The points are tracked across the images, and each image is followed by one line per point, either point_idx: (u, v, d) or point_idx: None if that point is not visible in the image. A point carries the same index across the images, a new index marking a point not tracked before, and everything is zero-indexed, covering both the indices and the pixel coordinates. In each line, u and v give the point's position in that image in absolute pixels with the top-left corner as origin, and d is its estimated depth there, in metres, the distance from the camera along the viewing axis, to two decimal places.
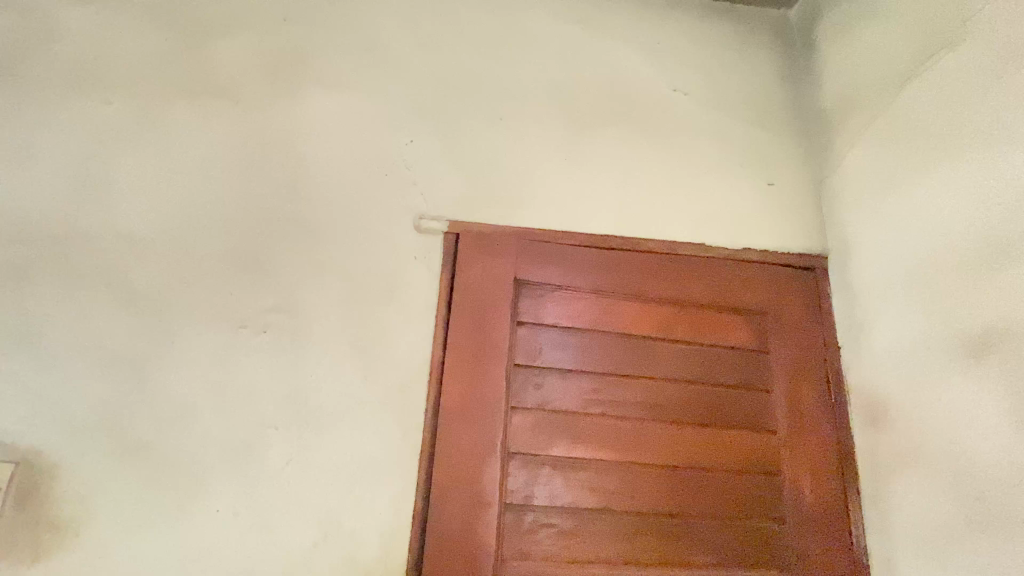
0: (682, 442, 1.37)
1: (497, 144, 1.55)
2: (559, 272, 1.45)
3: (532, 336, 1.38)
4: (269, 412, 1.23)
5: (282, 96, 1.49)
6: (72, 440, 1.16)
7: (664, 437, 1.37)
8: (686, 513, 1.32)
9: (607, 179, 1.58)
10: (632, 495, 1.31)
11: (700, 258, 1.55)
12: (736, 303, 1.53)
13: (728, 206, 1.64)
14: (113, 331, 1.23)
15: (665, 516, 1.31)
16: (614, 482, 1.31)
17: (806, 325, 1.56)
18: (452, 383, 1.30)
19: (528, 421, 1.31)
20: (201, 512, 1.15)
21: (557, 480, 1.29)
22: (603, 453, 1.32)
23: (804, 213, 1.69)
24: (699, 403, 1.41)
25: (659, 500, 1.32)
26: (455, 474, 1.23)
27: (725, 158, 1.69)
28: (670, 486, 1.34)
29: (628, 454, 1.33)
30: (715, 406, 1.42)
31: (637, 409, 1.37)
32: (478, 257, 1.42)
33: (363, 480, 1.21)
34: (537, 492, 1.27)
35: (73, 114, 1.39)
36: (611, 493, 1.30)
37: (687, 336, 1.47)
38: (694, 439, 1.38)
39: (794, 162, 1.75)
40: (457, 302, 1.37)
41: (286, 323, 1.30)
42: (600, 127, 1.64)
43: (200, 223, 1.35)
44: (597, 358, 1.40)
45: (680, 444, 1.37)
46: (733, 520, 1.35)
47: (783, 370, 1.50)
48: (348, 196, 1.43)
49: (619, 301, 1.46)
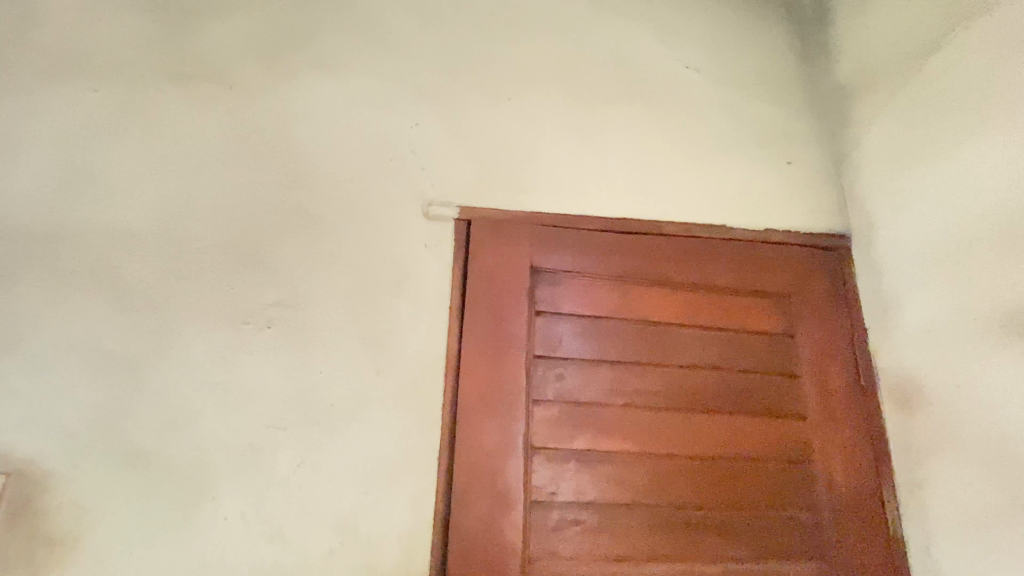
0: (710, 432, 1.31)
1: (505, 127, 1.48)
2: (577, 258, 1.39)
3: (551, 326, 1.32)
4: (276, 413, 1.16)
5: (279, 80, 1.42)
6: (68, 448, 1.09)
7: (691, 427, 1.31)
8: (717, 506, 1.27)
9: (622, 162, 1.52)
10: (661, 489, 1.25)
11: (720, 240, 1.49)
12: (759, 285, 1.47)
13: (745, 185, 1.57)
14: (108, 331, 1.16)
15: (696, 510, 1.26)
16: (641, 476, 1.25)
17: (831, 307, 1.50)
18: (470, 377, 1.24)
19: (550, 415, 1.25)
20: (208, 521, 1.09)
21: (583, 475, 1.23)
22: (629, 446, 1.26)
23: (825, 192, 1.63)
24: (726, 391, 1.35)
25: (689, 494, 1.26)
26: (477, 472, 1.17)
27: (741, 136, 1.63)
28: (700, 478, 1.28)
29: (656, 447, 1.28)
30: (743, 394, 1.36)
31: (663, 399, 1.31)
32: (491, 244, 1.35)
33: (379, 480, 1.15)
34: (562, 489, 1.21)
35: (57, 104, 1.31)
36: (639, 486, 1.24)
37: (711, 321, 1.41)
38: (722, 428, 1.32)
39: (812, 139, 1.68)
40: (471, 292, 1.30)
41: (291, 318, 1.23)
42: (611, 107, 1.57)
43: (196, 215, 1.28)
44: (620, 347, 1.33)
45: (708, 435, 1.31)
46: (766, 511, 1.29)
47: (811, 354, 1.44)
48: (352, 184, 1.36)
49: (639, 287, 1.40)
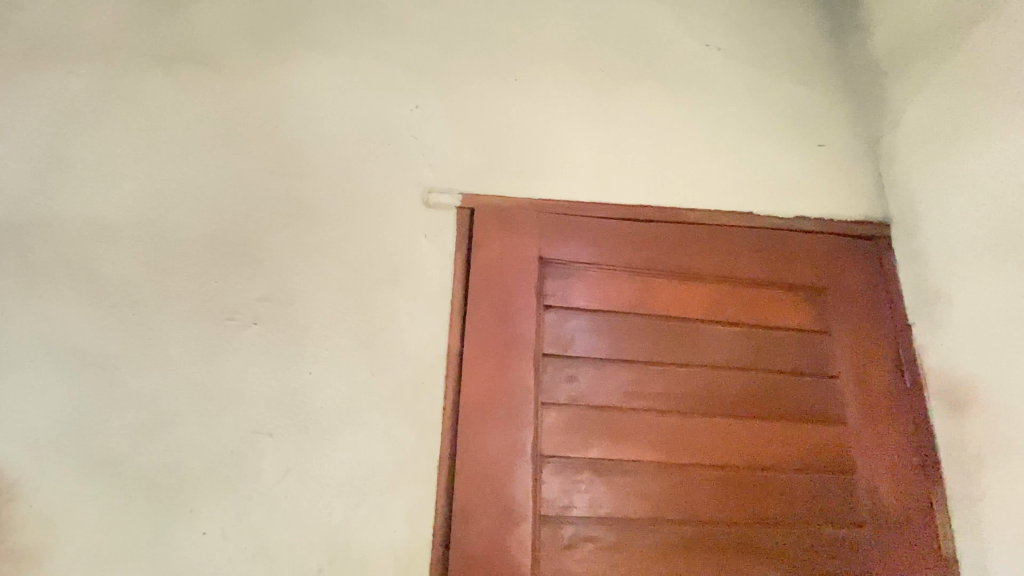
0: (739, 439, 1.19)
1: (511, 109, 1.38)
2: (590, 249, 1.27)
3: (561, 322, 1.21)
4: (261, 417, 1.07)
5: (270, 62, 1.33)
6: (36, 454, 1.01)
7: (718, 434, 1.18)
8: (747, 522, 1.15)
9: (638, 145, 1.40)
10: (685, 503, 1.13)
11: (746, 228, 1.37)
12: (791, 278, 1.34)
13: (773, 170, 1.45)
14: (82, 328, 1.08)
15: (725, 527, 1.13)
16: (662, 489, 1.13)
17: (871, 301, 1.37)
18: (473, 378, 1.13)
19: (561, 419, 1.14)
20: (185, 536, 0.99)
21: (599, 487, 1.11)
22: (649, 454, 1.15)
23: (860, 176, 1.49)
24: (756, 394, 1.23)
25: (717, 508, 1.14)
26: (481, 483, 1.07)
27: (767, 118, 1.50)
28: (728, 490, 1.16)
29: (678, 456, 1.16)
30: (775, 397, 1.24)
31: (685, 403, 1.19)
32: (496, 234, 1.25)
33: (372, 491, 1.05)
34: (575, 502, 1.10)
35: (37, 89, 1.24)
36: (661, 500, 1.12)
37: (738, 317, 1.28)
38: (752, 435, 1.20)
39: (845, 120, 1.55)
40: (475, 285, 1.20)
41: (279, 314, 1.13)
42: (625, 86, 1.46)
43: (180, 204, 1.19)
44: (637, 345, 1.22)
45: (736, 442, 1.19)
46: (802, 528, 1.17)
47: (849, 353, 1.31)
48: (346, 171, 1.26)
49: (658, 279, 1.28)
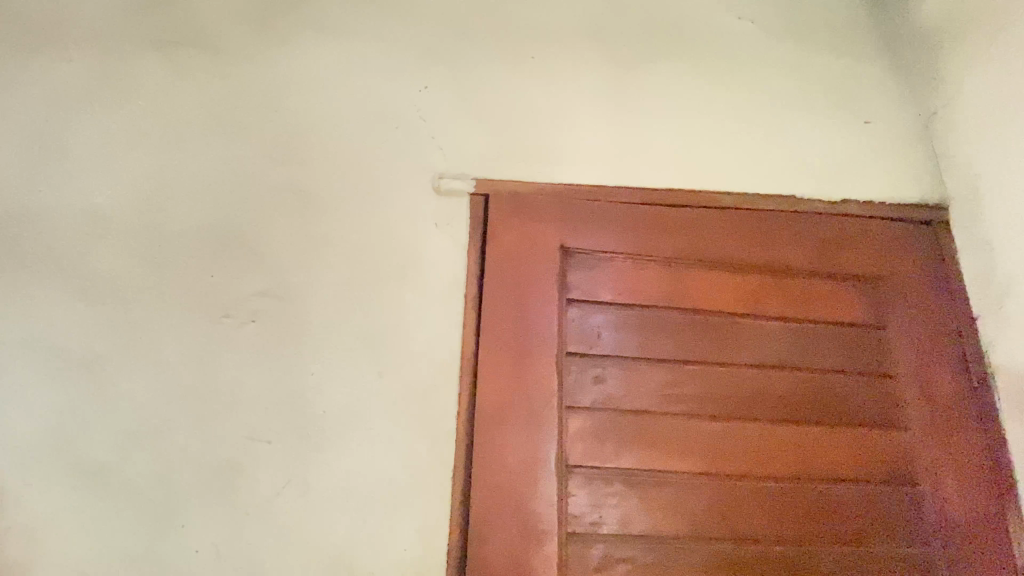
0: (786, 447, 1.07)
1: (526, 87, 1.27)
2: (616, 238, 1.16)
3: (586, 319, 1.10)
4: (259, 423, 0.98)
5: (271, 44, 1.25)
6: (19, 463, 0.93)
7: (763, 441, 1.06)
8: (799, 541, 1.02)
9: (666, 126, 1.28)
10: (727, 518, 1.01)
11: (788, 213, 1.24)
12: (838, 267, 1.21)
13: (814, 149, 1.32)
14: (70, 327, 1.01)
15: (774, 546, 1.01)
16: (703, 504, 1.01)
17: (929, 293, 1.23)
18: (490, 380, 1.03)
19: (588, 426, 1.03)
20: (176, 554, 0.91)
21: (630, 500, 1.00)
22: (686, 464, 1.03)
23: (912, 155, 1.35)
24: (804, 397, 1.10)
25: (764, 526, 1.02)
26: (500, 497, 0.96)
27: (808, 94, 1.37)
28: (776, 505, 1.03)
29: (719, 466, 1.04)
30: (826, 400, 1.11)
31: (726, 407, 1.07)
32: (512, 222, 1.14)
33: (379, 504, 0.96)
34: (605, 518, 0.99)
35: (29, 75, 1.18)
36: (700, 515, 1.01)
37: (782, 311, 1.16)
38: (801, 441, 1.07)
39: (893, 95, 1.41)
40: (490, 279, 1.09)
41: (279, 311, 1.05)
42: (651, 62, 1.34)
43: (175, 194, 1.12)
44: (671, 344, 1.10)
45: (784, 450, 1.07)
46: (861, 546, 1.04)
47: (907, 350, 1.18)
48: (350, 157, 1.17)
49: (692, 270, 1.16)
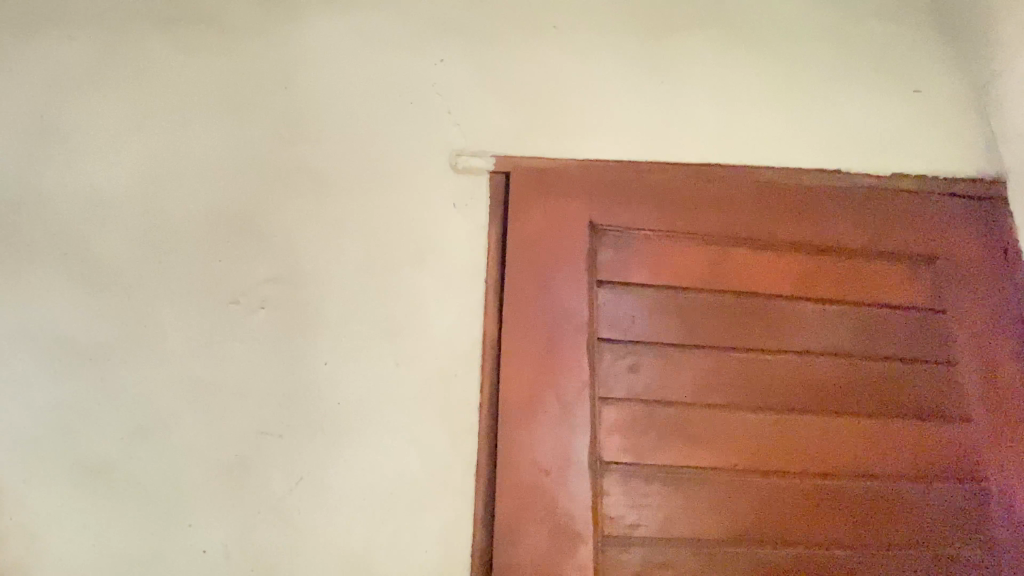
0: (838, 441, 0.98)
1: (548, 59, 1.19)
2: (651, 215, 1.08)
3: (618, 302, 1.02)
4: (270, 417, 0.92)
5: (279, 18, 1.18)
6: (20, 458, 0.89)
7: (814, 435, 0.98)
8: (853, 544, 0.94)
9: (698, 98, 1.20)
10: (777, 519, 0.93)
11: (835, 189, 1.15)
12: (890, 246, 1.12)
13: (859, 120, 1.22)
14: (72, 315, 0.96)
15: (828, 551, 0.93)
16: (749, 504, 0.93)
17: (990, 274, 1.13)
18: (516, 370, 0.95)
19: (623, 419, 0.95)
20: (183, 555, 0.86)
21: (671, 499, 0.92)
22: (731, 461, 0.95)
23: (965, 126, 1.25)
24: (857, 387, 1.02)
25: (818, 528, 0.94)
26: (529, 495, 0.90)
27: (852, 63, 1.27)
28: (829, 505, 0.95)
29: (766, 462, 0.96)
30: (881, 390, 1.02)
31: (773, 398, 0.99)
32: (539, 199, 1.07)
33: (396, 502, 0.89)
34: (644, 519, 0.91)
35: (28, 54, 1.13)
36: (747, 515, 0.93)
37: (830, 293, 1.07)
38: (854, 435, 0.99)
39: (944, 61, 1.30)
40: (514, 261, 1.02)
41: (289, 297, 0.99)
42: (682, 30, 1.25)
43: (179, 176, 1.06)
44: (712, 329, 1.02)
45: (837, 446, 0.98)
46: (924, 550, 0.95)
47: (967, 336, 1.08)
48: (363, 134, 1.10)
49: (731, 250, 1.08)
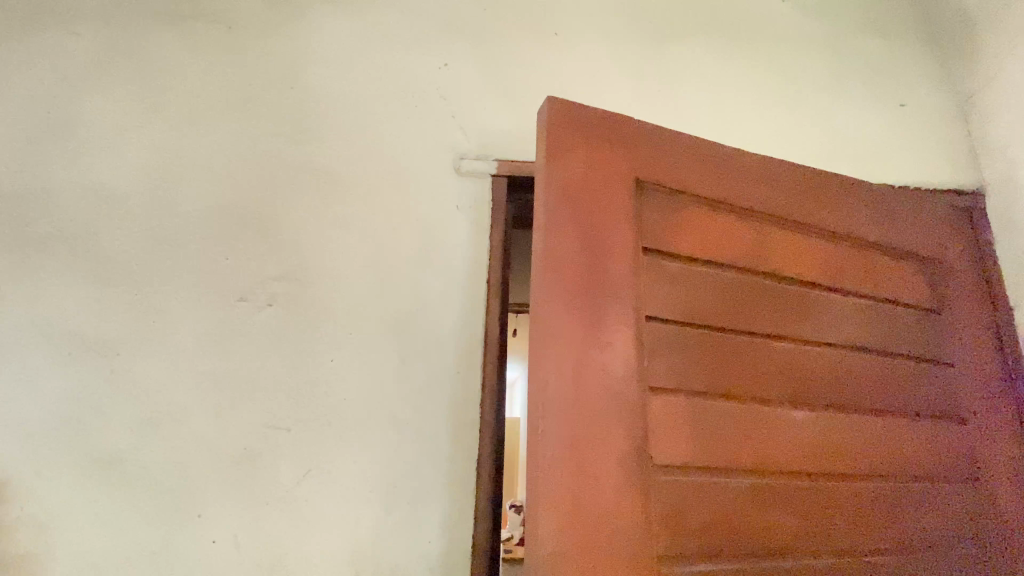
0: (858, 438, 0.96)
1: (550, 65, 1.22)
2: (692, 181, 0.95)
3: (660, 278, 0.88)
4: (278, 411, 0.95)
5: (286, 19, 1.20)
6: (29, 449, 0.90)
7: (837, 431, 0.95)
8: (876, 543, 0.92)
9: (695, 105, 1.24)
10: (811, 522, 0.88)
11: (852, 182, 1.13)
12: (897, 244, 1.13)
13: (847, 131, 1.27)
14: (81, 309, 0.97)
15: (859, 552, 0.91)
16: (789, 506, 0.87)
17: (972, 278, 1.19)
18: (556, 354, 0.78)
19: (671, 412, 0.83)
20: (193, 544, 0.88)
21: (719, 502, 0.83)
22: (770, 460, 0.88)
23: (948, 139, 1.30)
24: (870, 381, 1.02)
25: (845, 528, 0.91)
26: (577, 505, 0.73)
27: (841, 75, 1.32)
28: (853, 504, 0.93)
29: (799, 461, 0.90)
30: (891, 385, 1.03)
31: (800, 392, 0.95)
32: (577, 143, 0.87)
33: (402, 494, 0.93)
34: (695, 529, 0.80)
35: (34, 48, 1.13)
36: (787, 519, 0.86)
37: (850, 285, 1.05)
38: (870, 432, 0.98)
39: (929, 77, 1.36)
40: (552, 217, 0.82)
41: (297, 294, 1.01)
42: (681, 41, 1.29)
43: (186, 173, 1.07)
44: (751, 313, 0.94)
45: (858, 442, 0.96)
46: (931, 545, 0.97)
47: (955, 336, 1.13)
48: (369, 134, 1.13)
49: (766, 232, 1.01)
